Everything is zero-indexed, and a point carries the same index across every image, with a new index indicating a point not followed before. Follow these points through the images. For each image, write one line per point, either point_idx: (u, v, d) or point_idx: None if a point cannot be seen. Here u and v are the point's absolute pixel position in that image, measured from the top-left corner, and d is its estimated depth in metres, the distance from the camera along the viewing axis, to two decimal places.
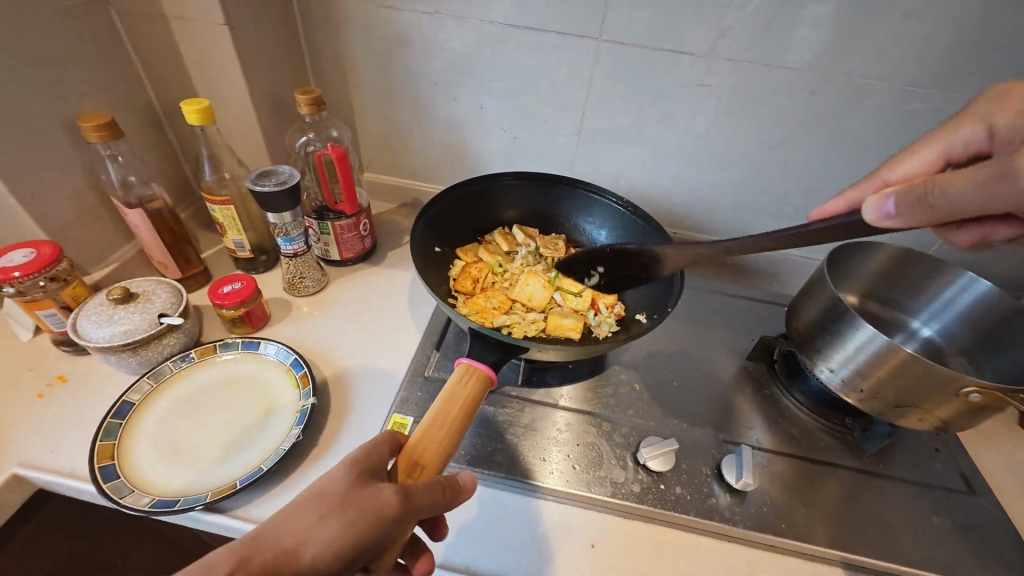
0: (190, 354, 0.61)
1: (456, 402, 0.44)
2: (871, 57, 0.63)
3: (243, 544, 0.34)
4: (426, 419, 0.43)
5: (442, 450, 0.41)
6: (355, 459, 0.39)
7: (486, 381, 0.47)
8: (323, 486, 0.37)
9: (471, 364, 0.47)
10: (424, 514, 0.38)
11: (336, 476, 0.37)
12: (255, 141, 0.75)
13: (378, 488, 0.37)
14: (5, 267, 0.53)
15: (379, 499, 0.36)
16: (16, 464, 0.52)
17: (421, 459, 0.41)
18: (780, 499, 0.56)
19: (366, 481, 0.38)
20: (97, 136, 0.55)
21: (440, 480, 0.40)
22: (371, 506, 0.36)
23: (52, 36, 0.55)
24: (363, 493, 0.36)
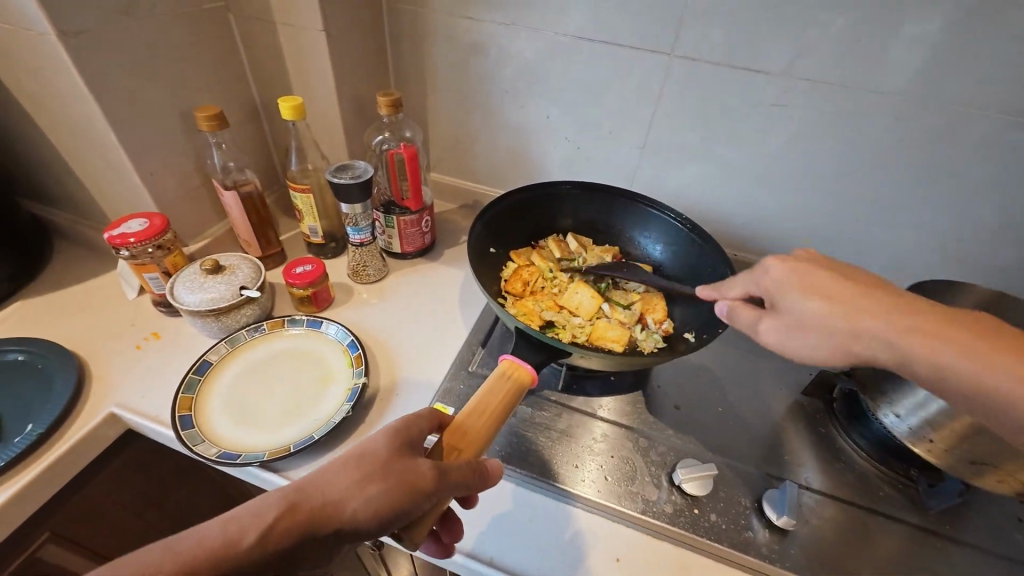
0: (262, 326, 0.67)
1: (496, 395, 0.46)
2: (973, 81, 0.58)
3: (292, 491, 0.36)
4: (466, 407, 0.45)
5: (481, 437, 0.43)
6: (398, 429, 0.41)
7: (527, 380, 0.48)
8: (366, 449, 0.39)
9: (514, 361, 0.49)
10: (456, 491, 0.40)
11: (379, 442, 0.40)
12: (337, 137, 0.81)
13: (416, 461, 0.39)
14: (124, 233, 0.61)
15: (417, 470, 0.38)
16: (114, 404, 0.59)
17: (458, 442, 0.42)
18: (825, 545, 0.52)
19: (405, 452, 0.40)
20: (207, 125, 0.63)
21: (472, 464, 0.41)
22: (409, 476, 0.38)
23: (181, 37, 0.64)
24: (403, 462, 0.39)
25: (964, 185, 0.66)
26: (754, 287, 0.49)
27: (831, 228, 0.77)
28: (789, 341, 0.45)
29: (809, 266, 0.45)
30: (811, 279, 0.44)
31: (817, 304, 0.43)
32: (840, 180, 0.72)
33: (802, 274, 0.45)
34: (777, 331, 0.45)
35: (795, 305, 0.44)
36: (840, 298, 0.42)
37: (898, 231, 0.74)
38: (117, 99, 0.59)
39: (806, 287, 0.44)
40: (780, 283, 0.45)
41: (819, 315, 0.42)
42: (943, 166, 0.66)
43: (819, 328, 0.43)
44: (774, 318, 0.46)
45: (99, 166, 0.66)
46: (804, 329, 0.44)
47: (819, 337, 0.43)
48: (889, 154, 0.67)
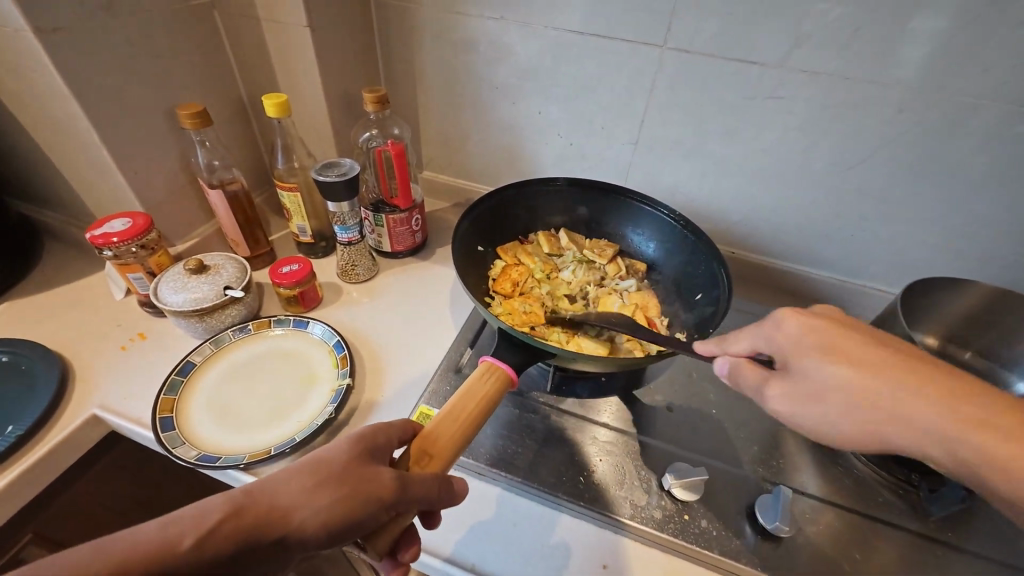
0: (247, 326, 0.66)
1: (472, 400, 0.44)
2: (977, 70, 0.56)
3: (239, 494, 0.34)
4: (441, 411, 0.43)
5: (454, 442, 0.42)
6: (362, 437, 0.40)
7: (505, 382, 0.46)
8: (325, 457, 0.38)
9: (493, 363, 0.47)
10: (416, 504, 0.38)
11: (340, 449, 0.38)
12: (326, 135, 0.80)
13: (376, 470, 0.37)
14: (107, 232, 0.60)
15: (375, 480, 0.37)
16: (96, 405, 0.59)
17: (431, 447, 0.41)
18: (820, 553, 0.51)
19: (366, 460, 0.38)
20: (190, 123, 0.62)
21: (438, 475, 0.40)
22: (366, 486, 0.36)
23: (164, 34, 0.63)
24: (362, 471, 0.37)
25: (968, 179, 0.64)
26: (762, 344, 0.44)
27: (830, 225, 0.75)
28: (793, 400, 0.41)
29: (822, 325, 0.41)
30: (833, 340, 0.40)
31: (843, 372, 0.39)
32: (839, 175, 0.70)
33: (818, 342, 0.40)
34: (787, 398, 0.42)
35: (818, 372, 0.40)
36: (866, 366, 0.39)
37: (899, 226, 0.71)
38: (98, 97, 0.58)
39: (827, 354, 0.40)
40: (799, 342, 0.41)
41: (840, 386, 0.39)
42: (945, 160, 0.64)
43: (842, 401, 0.39)
44: (783, 382, 0.42)
45: (82, 165, 0.65)
46: (818, 400, 0.40)
47: (840, 410, 0.39)
48: (891, 147, 0.65)
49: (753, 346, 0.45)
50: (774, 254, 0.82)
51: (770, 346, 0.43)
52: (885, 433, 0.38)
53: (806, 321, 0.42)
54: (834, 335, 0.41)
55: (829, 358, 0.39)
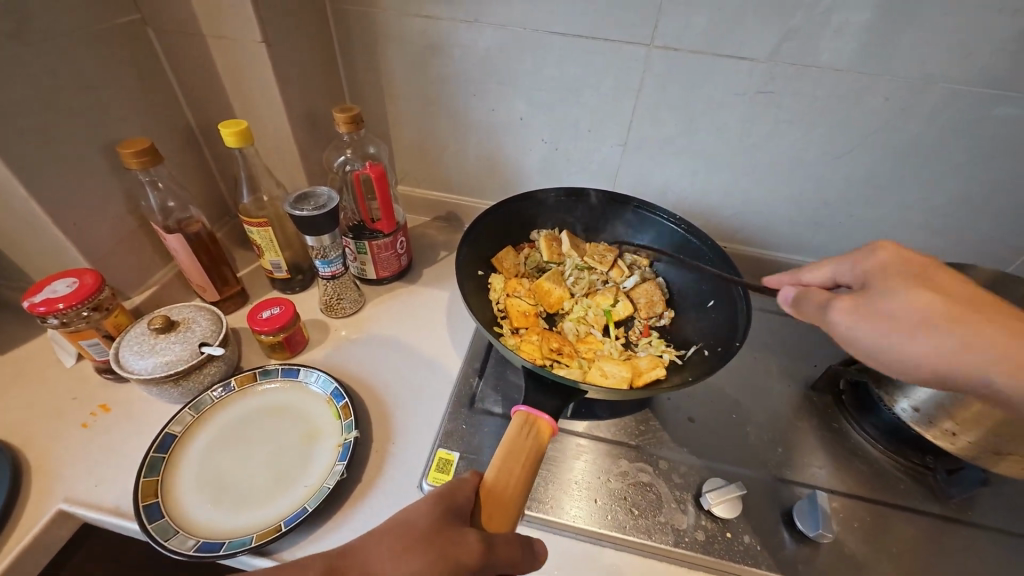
0: (230, 383, 0.60)
1: (519, 459, 0.43)
2: (958, 57, 0.57)
3: (334, 556, 0.35)
4: (494, 473, 0.42)
5: (518, 505, 0.41)
6: (441, 495, 0.39)
7: (547, 431, 0.45)
8: (409, 517, 0.37)
9: (531, 414, 0.46)
10: (501, 572, 0.37)
11: (423, 509, 0.38)
12: (292, 159, 0.73)
13: (462, 532, 0.36)
14: (50, 298, 0.52)
15: (463, 544, 0.36)
16: (63, 498, 0.51)
17: (496, 513, 0.40)
18: (858, 551, 0.51)
19: (450, 520, 0.37)
20: (136, 163, 0.54)
21: (519, 537, 0.39)
22: (453, 551, 0.35)
23: (90, 61, 0.54)
24: (447, 534, 0.36)
25: (948, 162, 0.66)
26: (846, 271, 0.43)
27: (819, 213, 0.76)
28: (870, 324, 0.37)
29: (924, 262, 0.39)
30: (925, 274, 0.38)
31: (927, 298, 0.36)
32: (827, 165, 0.70)
33: (907, 270, 0.39)
34: (854, 315, 0.38)
35: (902, 297, 0.37)
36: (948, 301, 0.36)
37: (884, 209, 0.73)
38: (18, 140, 0.49)
39: (911, 280, 0.38)
40: (878, 271, 0.40)
41: (924, 313, 0.35)
42: (926, 145, 0.65)
43: (920, 316, 0.35)
44: (853, 300, 0.39)
45: (7, 219, 0.55)
46: (892, 320, 0.36)
47: (912, 337, 0.35)
48: (878, 135, 0.65)
49: (831, 274, 0.44)
50: (764, 244, 0.82)
51: (852, 270, 0.42)
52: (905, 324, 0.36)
53: (901, 254, 0.40)
54: (932, 272, 0.38)
55: (904, 284, 0.38)
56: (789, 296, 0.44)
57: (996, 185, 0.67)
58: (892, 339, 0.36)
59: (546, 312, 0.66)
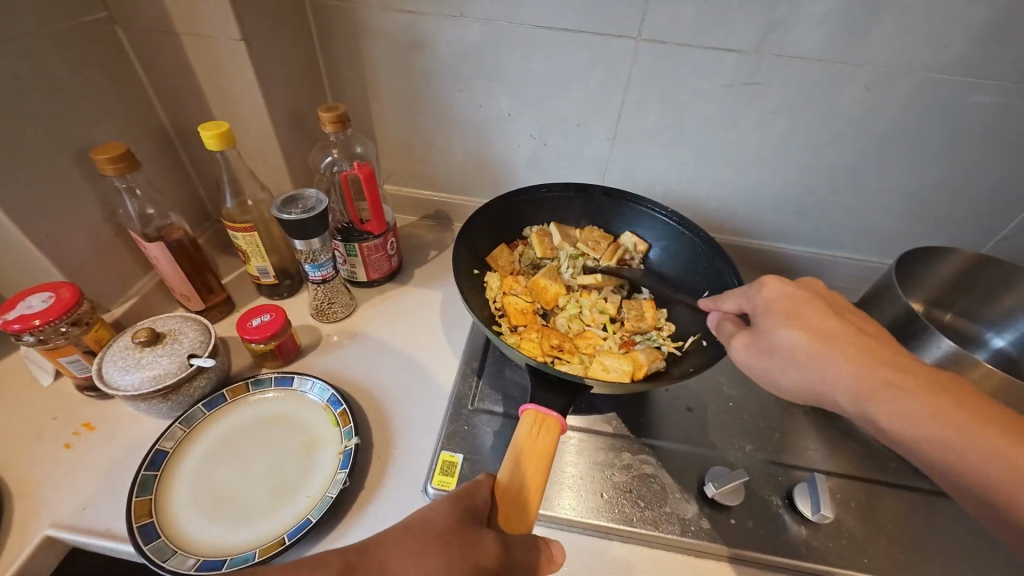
0: (221, 395, 0.58)
1: (532, 458, 0.44)
2: (936, 46, 0.58)
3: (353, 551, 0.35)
4: (508, 475, 0.43)
5: (532, 507, 0.42)
6: (458, 497, 0.40)
7: (556, 430, 0.46)
8: (428, 518, 0.38)
9: (539, 412, 0.47)
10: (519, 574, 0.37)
11: (441, 510, 0.38)
12: (275, 161, 0.71)
13: (480, 534, 0.37)
14: (25, 314, 0.49)
15: (480, 545, 0.36)
16: (50, 524, 0.49)
17: (511, 514, 0.41)
18: (856, 529, 0.53)
19: (468, 521, 0.38)
20: (112, 169, 0.51)
21: (535, 539, 0.39)
22: (471, 552, 0.35)
23: (56, 63, 0.51)
24: (466, 535, 0.36)
25: (926, 149, 0.68)
26: (740, 304, 0.48)
27: (804, 201, 0.78)
28: (766, 360, 0.44)
29: (804, 299, 0.45)
30: (799, 310, 0.44)
31: (797, 337, 0.42)
32: (811, 155, 0.72)
33: (806, 306, 0.44)
34: (749, 348, 0.46)
35: (780, 335, 0.43)
36: (823, 336, 0.42)
37: (866, 196, 0.75)
38: None
39: (787, 319, 0.43)
40: (767, 306, 0.45)
41: (797, 346, 0.42)
42: (906, 133, 0.67)
43: (815, 352, 0.42)
44: (747, 336, 0.46)
45: None
46: (784, 356, 0.43)
47: (790, 364, 0.43)
48: (860, 124, 0.67)
49: (739, 305, 0.49)
50: (751, 234, 0.84)
51: (749, 301, 0.47)
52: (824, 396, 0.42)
53: (783, 291, 0.45)
54: (805, 306, 0.44)
55: (781, 321, 0.43)
56: (714, 320, 0.51)
57: (970, 170, 0.69)
58: (782, 367, 0.43)
59: (543, 309, 0.66)
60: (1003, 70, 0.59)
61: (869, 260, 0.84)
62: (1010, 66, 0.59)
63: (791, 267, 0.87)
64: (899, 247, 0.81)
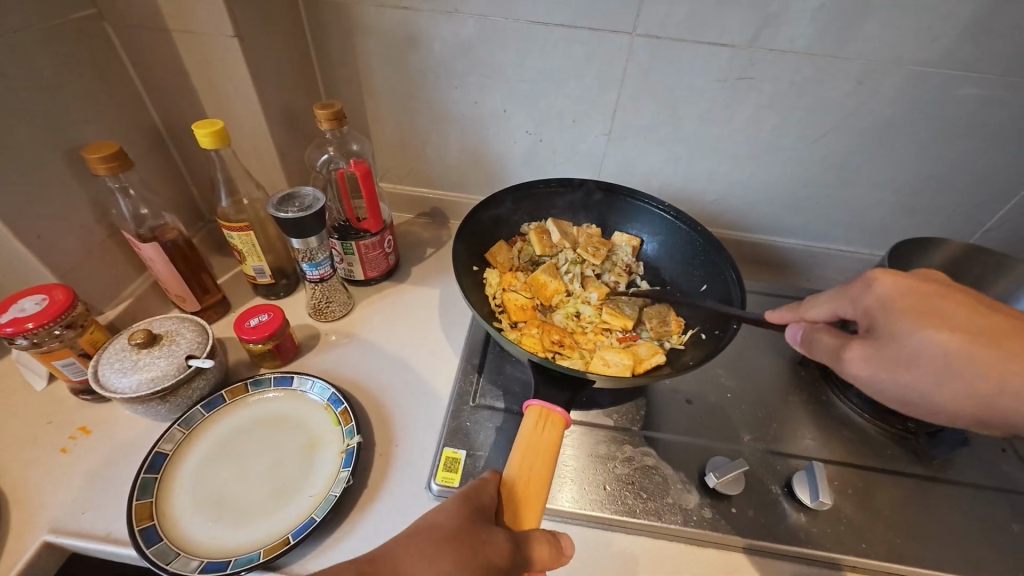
0: (220, 396, 0.57)
1: (538, 453, 0.45)
2: (925, 41, 0.60)
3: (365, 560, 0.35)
4: (514, 469, 0.43)
5: (539, 502, 0.42)
6: (466, 496, 0.40)
7: (560, 425, 0.47)
8: (438, 517, 0.38)
9: (543, 407, 0.48)
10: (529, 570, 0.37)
11: (450, 509, 0.38)
12: (270, 159, 0.70)
13: (490, 531, 0.37)
14: (17, 318, 0.48)
15: (491, 542, 0.36)
16: (47, 529, 0.48)
17: (518, 511, 0.42)
18: (854, 515, 0.54)
19: (477, 519, 0.38)
20: (105, 169, 0.50)
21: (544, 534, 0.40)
22: (483, 550, 0.36)
23: (44, 61, 0.50)
24: (476, 533, 0.37)
25: (915, 141, 0.69)
26: (847, 308, 0.41)
27: (797, 194, 0.79)
28: (878, 369, 0.38)
29: (926, 289, 0.38)
30: (930, 305, 0.37)
31: (939, 335, 0.35)
32: (804, 148, 0.72)
33: (920, 304, 0.37)
34: (868, 362, 0.38)
35: (914, 341, 0.36)
36: (968, 334, 0.35)
37: (858, 188, 0.76)
38: None
39: (919, 318, 0.36)
40: (886, 307, 0.38)
41: (940, 353, 0.35)
42: (895, 126, 0.68)
43: (939, 364, 0.35)
44: (867, 346, 0.39)
45: None
46: (914, 369, 0.36)
47: (936, 375, 0.35)
48: (851, 117, 0.68)
49: (831, 311, 0.42)
50: (745, 227, 0.85)
51: (855, 308, 0.40)
52: (993, 402, 0.35)
53: (900, 281, 0.38)
54: (936, 301, 0.37)
55: (919, 321, 0.36)
56: (798, 334, 0.45)
57: (958, 161, 0.71)
58: (930, 382, 0.36)
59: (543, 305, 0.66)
60: (990, 64, 0.60)
61: (860, 252, 0.85)
62: (997, 60, 0.60)
63: (784, 260, 0.88)
64: (889, 238, 0.82)
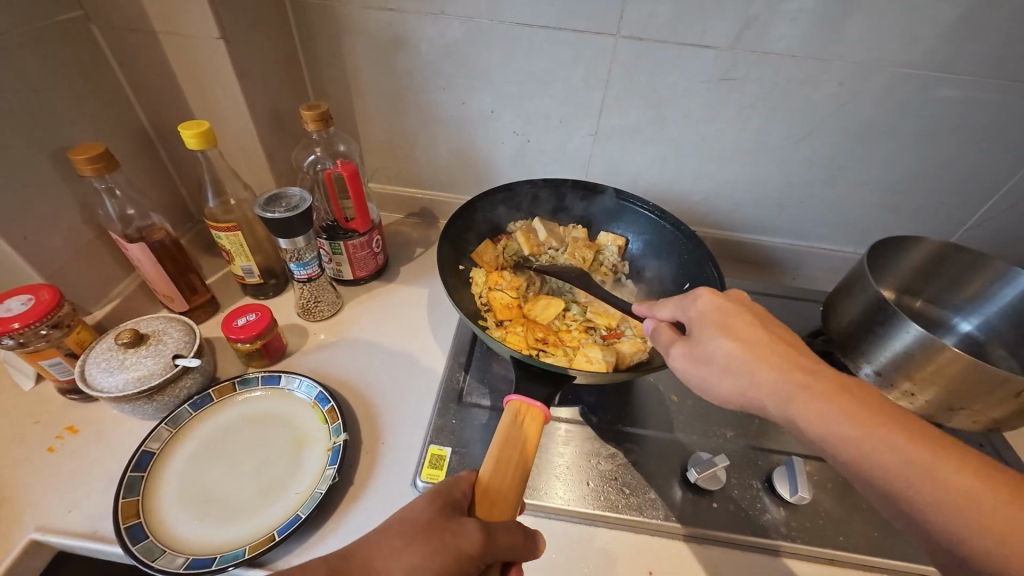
0: (208, 395, 0.58)
1: (515, 447, 0.45)
2: (903, 43, 0.61)
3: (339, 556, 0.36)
4: (489, 464, 0.44)
5: (514, 494, 0.43)
6: (438, 493, 0.41)
7: (539, 420, 0.48)
8: (408, 514, 0.38)
9: (523, 402, 0.48)
10: (503, 558, 0.38)
11: (421, 505, 0.39)
12: (258, 160, 0.70)
13: (461, 523, 0.38)
14: (3, 317, 0.49)
15: (462, 533, 0.37)
16: (34, 528, 0.48)
17: (494, 505, 0.42)
18: (833, 509, 0.55)
19: (448, 514, 0.39)
20: (90, 169, 0.51)
21: (518, 526, 0.40)
22: (453, 540, 0.36)
23: (29, 62, 0.50)
24: (447, 526, 0.37)
25: (895, 141, 0.70)
26: (683, 313, 0.48)
27: (781, 194, 0.80)
28: (697, 370, 0.44)
29: (734, 308, 0.45)
30: (730, 320, 0.44)
31: (729, 344, 0.43)
32: (787, 149, 0.73)
33: (721, 316, 0.45)
34: (686, 359, 0.45)
35: (714, 344, 0.43)
36: (746, 347, 0.42)
37: (840, 188, 0.77)
38: None
39: (721, 328, 0.44)
40: (702, 317, 0.45)
41: (730, 357, 0.43)
42: (876, 126, 0.69)
43: (739, 364, 0.42)
44: (684, 347, 0.45)
45: None
46: (716, 368, 0.43)
47: (723, 372, 0.43)
48: (833, 118, 0.69)
49: (674, 314, 0.49)
50: (731, 226, 0.86)
51: (686, 315, 0.47)
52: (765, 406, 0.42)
53: (718, 297, 0.46)
54: (734, 316, 0.45)
55: (718, 331, 0.44)
56: (651, 329, 0.49)
57: (938, 161, 0.72)
58: (710, 381, 0.43)
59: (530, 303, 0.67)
60: (967, 65, 0.61)
61: (844, 250, 0.86)
62: (974, 62, 0.61)
63: (770, 259, 0.89)
64: (873, 237, 0.83)
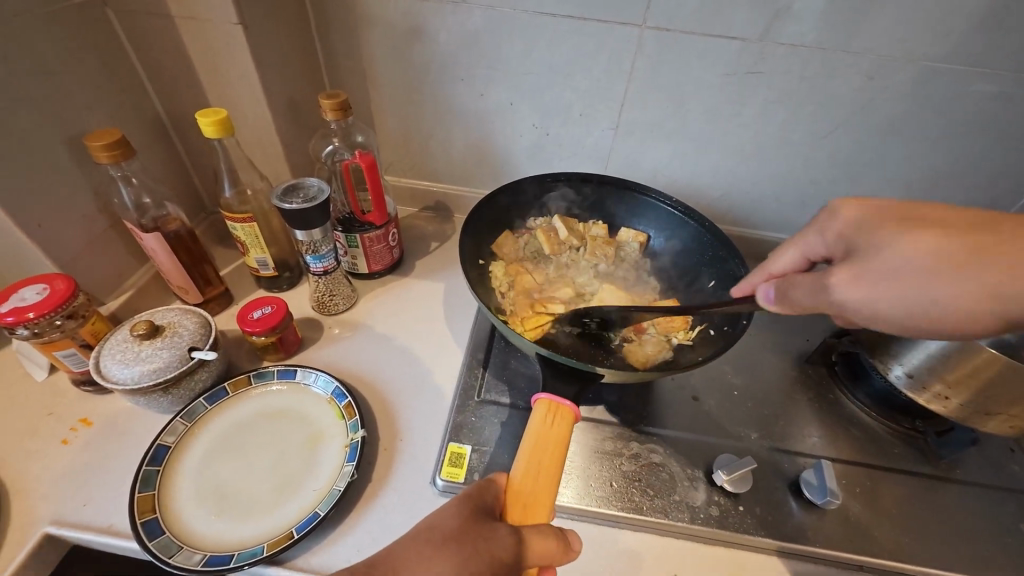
0: (223, 388, 0.57)
1: (546, 447, 0.44)
2: (938, 36, 0.59)
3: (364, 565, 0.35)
4: (519, 466, 0.43)
5: (548, 497, 0.42)
6: (468, 496, 0.40)
7: (569, 419, 0.46)
8: (437, 521, 0.38)
9: (552, 401, 0.47)
10: (538, 563, 0.37)
11: (451, 511, 0.38)
12: (273, 150, 0.69)
13: (493, 529, 0.37)
14: (18, 307, 0.48)
15: (494, 540, 0.36)
16: (49, 522, 0.48)
17: (527, 509, 0.41)
18: (861, 514, 0.53)
19: (478, 519, 0.38)
20: (107, 157, 0.50)
21: (553, 528, 0.39)
22: (485, 546, 0.36)
23: (45, 46, 0.49)
24: (479, 532, 0.36)
25: (925, 138, 0.69)
26: (815, 245, 0.45)
27: (805, 191, 0.78)
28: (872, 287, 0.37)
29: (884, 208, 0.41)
30: (896, 217, 0.39)
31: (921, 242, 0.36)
32: (813, 144, 0.72)
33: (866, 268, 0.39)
34: (859, 283, 0.38)
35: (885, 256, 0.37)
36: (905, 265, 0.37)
37: (866, 186, 0.76)
38: None
39: (894, 228, 0.38)
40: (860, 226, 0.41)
41: (915, 260, 0.36)
42: (906, 123, 0.67)
43: (930, 269, 0.35)
44: (850, 268, 0.38)
45: None
46: (896, 280, 0.36)
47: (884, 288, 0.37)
48: (861, 113, 0.67)
49: (800, 255, 0.47)
50: (751, 224, 0.84)
51: (823, 241, 0.44)
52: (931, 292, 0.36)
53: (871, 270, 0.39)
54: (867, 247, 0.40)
55: (902, 229, 0.37)
56: (770, 294, 0.42)
57: (970, 159, 0.70)
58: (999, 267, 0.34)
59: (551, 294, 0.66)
60: (1004, 60, 0.60)
61: None
62: (1012, 57, 0.59)
63: None
64: None
